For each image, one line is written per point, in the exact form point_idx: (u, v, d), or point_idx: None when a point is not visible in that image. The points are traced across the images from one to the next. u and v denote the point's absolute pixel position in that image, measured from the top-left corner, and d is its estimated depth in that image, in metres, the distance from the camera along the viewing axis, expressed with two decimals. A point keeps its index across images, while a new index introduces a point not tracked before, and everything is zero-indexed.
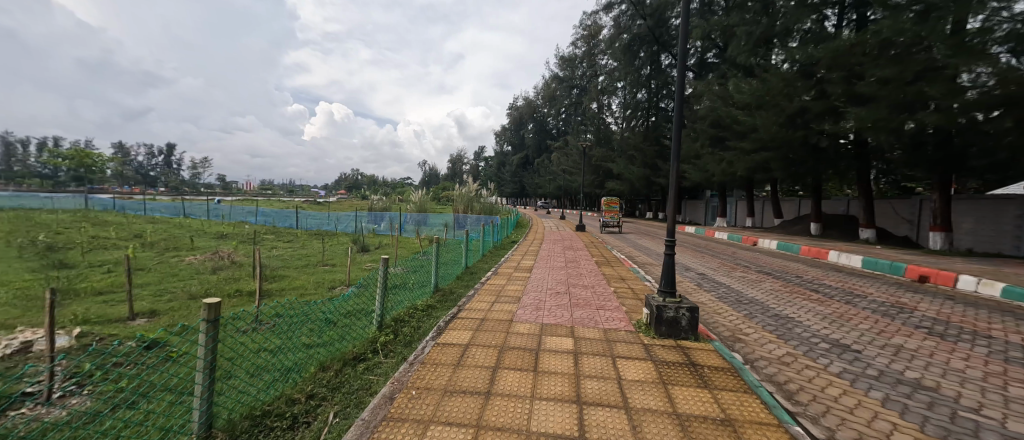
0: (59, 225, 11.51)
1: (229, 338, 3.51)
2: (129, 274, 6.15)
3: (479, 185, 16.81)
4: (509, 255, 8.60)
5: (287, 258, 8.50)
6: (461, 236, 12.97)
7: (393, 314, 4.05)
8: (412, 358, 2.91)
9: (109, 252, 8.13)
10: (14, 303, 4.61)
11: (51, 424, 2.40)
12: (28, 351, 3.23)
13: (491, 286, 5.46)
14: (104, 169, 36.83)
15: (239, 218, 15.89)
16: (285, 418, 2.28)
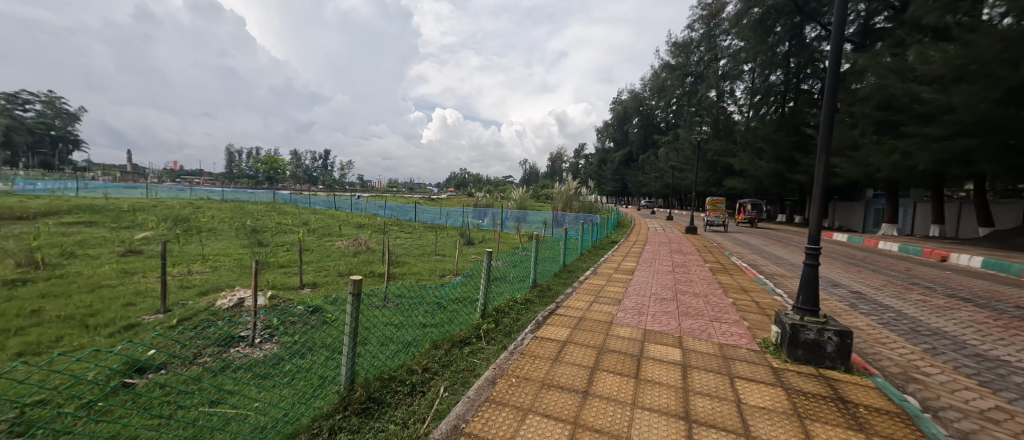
0: (259, 213, 15.45)
1: (366, 310, 4.24)
2: (305, 253, 7.94)
3: (578, 183, 16.63)
4: (608, 255, 8.35)
5: (408, 247, 9.85)
6: (559, 234, 13.11)
7: (495, 304, 4.32)
8: (512, 348, 3.07)
9: (289, 235, 10.61)
10: (238, 270, 6.38)
11: (254, 361, 3.25)
12: (242, 303, 4.42)
13: (589, 286, 5.38)
14: (285, 171, 47.84)
15: (372, 211, 18.92)
16: (406, 385, 2.64)
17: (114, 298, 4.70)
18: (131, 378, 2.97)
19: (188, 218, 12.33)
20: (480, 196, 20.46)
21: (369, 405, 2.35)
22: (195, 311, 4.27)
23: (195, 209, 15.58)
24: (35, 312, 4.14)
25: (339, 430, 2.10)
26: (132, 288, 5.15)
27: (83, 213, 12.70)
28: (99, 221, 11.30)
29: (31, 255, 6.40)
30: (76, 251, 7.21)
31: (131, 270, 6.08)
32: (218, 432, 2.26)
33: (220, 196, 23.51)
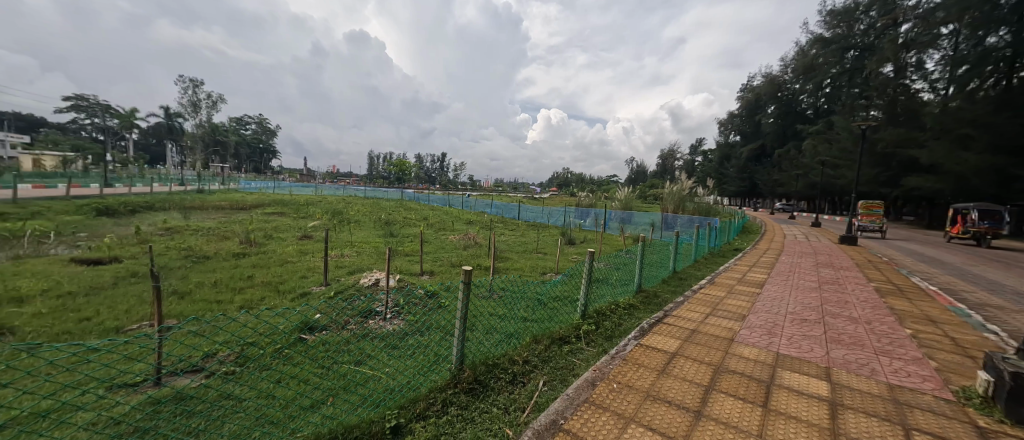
0: (391, 209, 18.26)
1: (475, 299, 4.64)
2: (427, 245, 9.10)
3: (694, 182, 14.99)
4: (729, 264, 7.37)
5: (512, 244, 10.40)
6: (669, 238, 12.10)
7: (596, 306, 4.24)
8: (613, 352, 2.98)
9: (414, 228, 12.29)
10: (376, 255, 7.65)
11: (386, 332, 3.87)
12: (378, 282, 5.30)
13: (704, 297, 4.84)
14: (410, 172, 55.24)
15: (480, 209, 20.48)
16: (508, 373, 2.80)
17: (297, 271, 6.18)
18: (305, 334, 3.85)
19: (342, 211, 15.38)
20: (582, 196, 20.24)
21: (475, 386, 2.57)
22: (346, 286, 5.31)
23: (347, 204, 19.28)
24: (253, 277, 5.74)
25: (450, 404, 2.36)
26: (307, 264, 6.68)
27: (279, 206, 16.99)
28: (288, 212, 14.96)
29: (251, 236, 8.87)
30: (275, 234, 9.70)
31: (307, 251, 7.88)
32: (360, 387, 2.77)
33: (364, 194, 28.56)
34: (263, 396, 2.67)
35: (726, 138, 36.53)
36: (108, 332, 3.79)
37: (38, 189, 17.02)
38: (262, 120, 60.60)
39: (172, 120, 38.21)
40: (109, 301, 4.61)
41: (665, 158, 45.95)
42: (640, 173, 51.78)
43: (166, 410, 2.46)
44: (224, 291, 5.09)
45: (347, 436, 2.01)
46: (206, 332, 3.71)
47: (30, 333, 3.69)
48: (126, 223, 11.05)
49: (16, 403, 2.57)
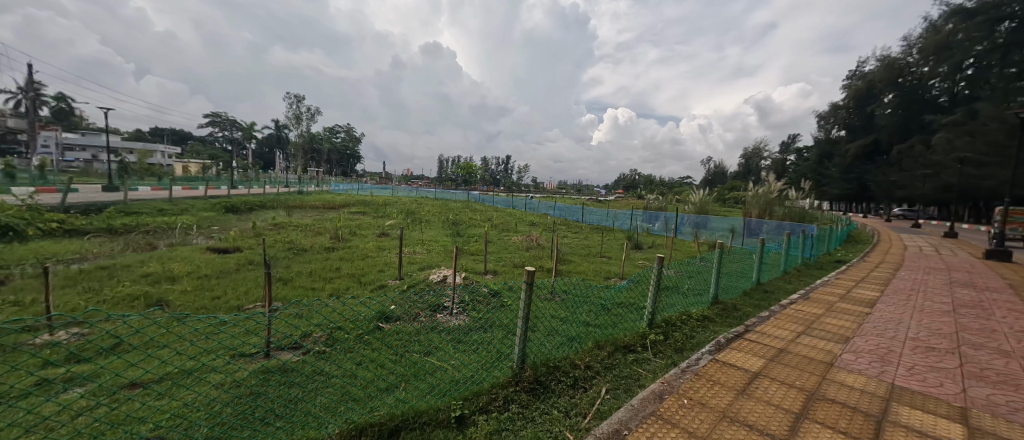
0: (458, 209, 19.21)
1: (537, 300, 4.67)
2: (491, 245, 9.42)
3: (784, 184, 13.30)
4: (828, 278, 6.40)
5: (575, 247, 10.27)
6: (752, 246, 10.92)
7: (664, 315, 4.00)
8: (684, 366, 2.79)
9: (479, 229, 12.79)
10: (444, 253, 8.13)
11: (452, 326, 4.09)
12: (446, 279, 5.62)
13: (793, 314, 4.28)
14: (476, 175, 57.44)
15: (542, 211, 20.55)
16: (568, 376, 2.77)
17: (376, 265, 6.83)
18: (383, 322, 4.23)
19: (415, 211, 16.56)
20: (651, 199, 19.16)
21: (536, 387, 2.59)
22: (417, 281, 5.71)
23: (419, 204, 20.73)
24: (340, 269, 6.49)
25: (511, 402, 2.42)
26: (384, 259, 7.35)
27: (362, 205, 18.92)
28: (369, 211, 16.59)
29: (340, 232, 10.02)
30: (359, 231, 10.83)
31: (384, 247, 8.66)
32: (428, 376, 2.97)
33: (433, 196, 30.42)
34: (347, 375, 3.00)
35: (826, 133, 31.43)
36: (231, 309, 4.60)
37: (187, 190, 21.19)
38: (349, 129, 67.92)
39: (280, 132, 44.74)
40: (234, 283, 5.60)
41: (747, 157, 41.11)
42: (717, 174, 47.36)
43: (273, 379, 2.90)
44: (318, 280, 5.84)
45: (418, 421, 2.17)
46: (303, 314, 4.28)
47: (180, 304, 4.65)
48: (247, 219, 13.24)
49: (173, 360, 3.24)
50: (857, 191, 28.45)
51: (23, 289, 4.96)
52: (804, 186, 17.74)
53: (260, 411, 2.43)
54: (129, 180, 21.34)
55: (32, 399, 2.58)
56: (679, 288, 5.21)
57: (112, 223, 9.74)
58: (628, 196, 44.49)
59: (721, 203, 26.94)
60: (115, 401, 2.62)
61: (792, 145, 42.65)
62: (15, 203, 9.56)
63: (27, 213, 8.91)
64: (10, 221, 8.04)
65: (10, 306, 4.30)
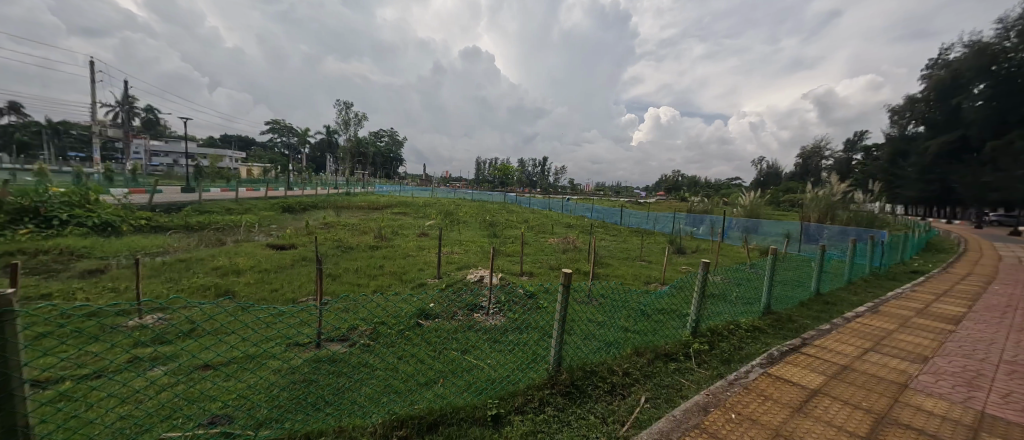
0: (494, 210, 19.51)
1: (573, 304, 4.63)
2: (527, 246, 9.45)
3: (849, 186, 12.12)
4: (902, 290, 5.75)
5: (613, 250, 10.04)
6: (810, 253, 10.07)
7: (709, 323, 3.81)
8: (731, 378, 2.64)
9: (515, 230, 12.89)
10: (481, 254, 8.28)
11: (489, 326, 4.16)
12: (483, 279, 5.72)
13: (858, 328, 3.90)
14: (512, 176, 57.86)
15: (579, 213, 20.27)
16: (606, 382, 2.72)
17: (417, 264, 7.10)
18: (423, 319, 4.40)
19: (453, 212, 17.01)
20: (696, 202, 18.22)
21: (572, 391, 2.58)
22: (455, 281, 5.87)
23: (457, 205, 21.28)
24: (384, 266, 6.83)
25: (547, 404, 2.42)
26: (424, 259, 7.63)
27: (404, 206, 19.75)
28: (410, 212, 17.29)
29: (383, 232, 10.54)
30: (400, 231, 11.33)
31: (424, 247, 8.99)
32: (466, 374, 3.04)
33: (471, 197, 31.05)
34: (389, 368, 3.16)
35: (901, 130, 27.96)
36: (287, 301, 5.00)
37: (251, 192, 23.29)
38: (392, 133, 71.10)
39: (330, 137, 47.85)
40: (289, 277, 6.08)
41: (805, 156, 37.73)
42: (769, 174, 44.06)
43: (324, 368, 3.11)
44: (364, 276, 6.18)
45: (456, 416, 2.24)
46: (350, 308, 4.55)
47: (245, 295, 5.13)
48: (301, 218, 14.30)
49: (240, 345, 3.59)
50: (938, 193, 25.19)
51: (120, 277, 5.74)
52: (874, 188, 15.99)
53: (312, 397, 2.62)
54: (203, 183, 23.85)
55: (128, 373, 2.96)
56: (726, 297, 4.93)
57: (190, 220, 10.94)
58: (670, 198, 42.67)
59: (773, 205, 25.06)
60: (191, 379, 2.93)
61: (859, 142, 38.56)
62: (115, 203, 11.05)
63: (123, 211, 10.25)
64: (110, 218, 9.31)
65: (111, 291, 4.99)
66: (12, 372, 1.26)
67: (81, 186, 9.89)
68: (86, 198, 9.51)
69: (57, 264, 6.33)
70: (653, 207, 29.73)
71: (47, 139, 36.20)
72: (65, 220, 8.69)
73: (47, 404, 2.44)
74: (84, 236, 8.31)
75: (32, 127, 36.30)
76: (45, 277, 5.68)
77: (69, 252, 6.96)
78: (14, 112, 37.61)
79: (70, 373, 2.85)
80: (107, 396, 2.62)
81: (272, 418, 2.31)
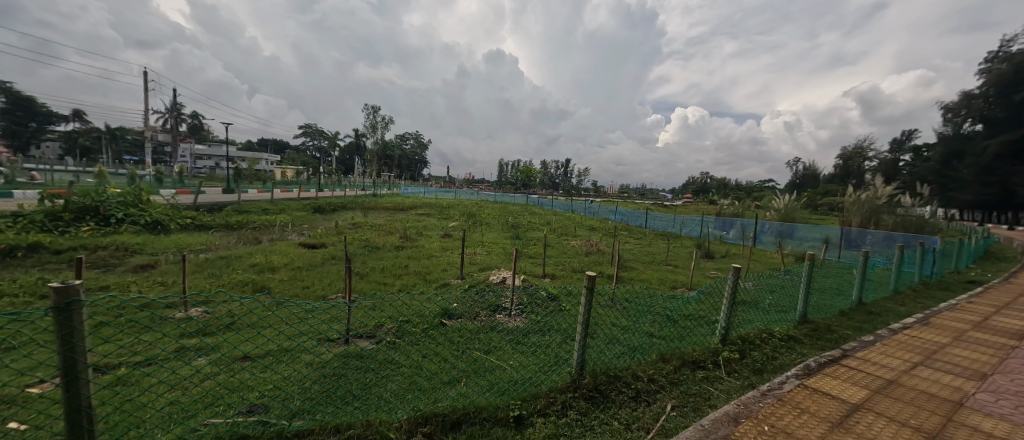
0: (517, 212, 19.56)
1: (597, 307, 4.60)
2: (550, 249, 9.44)
3: (895, 188, 11.34)
4: (956, 301, 5.32)
5: (637, 253, 9.84)
6: (852, 259, 9.48)
7: (740, 331, 3.67)
8: (764, 389, 2.53)
9: (537, 232, 12.89)
10: (503, 255, 8.34)
11: (512, 327, 4.18)
12: (505, 281, 5.76)
13: (904, 341, 3.65)
14: (534, 179, 57.80)
15: (603, 215, 20.00)
16: (630, 388, 2.67)
17: (440, 265, 7.23)
18: (447, 319, 4.48)
19: (475, 214, 17.22)
20: (725, 205, 17.55)
21: (595, 395, 2.55)
22: (479, 281, 5.94)
23: (480, 207, 21.50)
24: (409, 266, 7.01)
25: (569, 407, 2.41)
26: (448, 259, 7.77)
27: (428, 207, 20.15)
28: (433, 213, 17.61)
29: (408, 233, 10.81)
30: (425, 232, 11.60)
31: (448, 247, 9.16)
32: (488, 374, 3.08)
33: (493, 199, 31.33)
34: (414, 365, 3.24)
35: (956, 128, 25.81)
36: (318, 298, 5.22)
37: (285, 193, 24.43)
38: (417, 135, 72.71)
39: (359, 140, 49.59)
40: (320, 275, 6.35)
41: (845, 157, 35.49)
42: (806, 176, 41.79)
43: (352, 363, 3.23)
44: (389, 276, 6.37)
45: (478, 416, 2.27)
46: (377, 306, 4.69)
47: (279, 291, 5.41)
48: (331, 219, 14.89)
49: (277, 338, 3.79)
50: (1000, 197, 23.06)
51: (168, 272, 6.17)
52: (924, 191, 14.85)
53: (341, 391, 2.72)
54: (242, 185, 25.26)
55: (175, 361, 3.18)
56: (758, 305, 4.73)
57: (230, 220, 11.63)
58: (697, 201, 41.31)
59: (810, 209, 23.76)
60: (231, 370, 3.11)
61: (907, 142, 35.91)
62: (164, 202, 11.91)
63: (172, 211, 11.04)
64: (160, 217, 10.04)
65: (160, 285, 5.38)
66: (79, 355, 1.40)
67: (135, 187, 10.73)
68: (139, 198, 10.28)
69: (114, 259, 6.89)
70: (679, 209, 28.88)
71: (106, 143, 39.45)
72: (121, 218, 9.45)
73: (106, 387, 2.66)
74: (137, 233, 9.00)
75: (94, 132, 39.69)
76: (104, 271, 6.19)
77: (124, 248, 7.56)
78: (79, 120, 41.25)
79: (126, 359, 3.09)
80: (158, 382, 2.83)
81: (304, 410, 2.42)
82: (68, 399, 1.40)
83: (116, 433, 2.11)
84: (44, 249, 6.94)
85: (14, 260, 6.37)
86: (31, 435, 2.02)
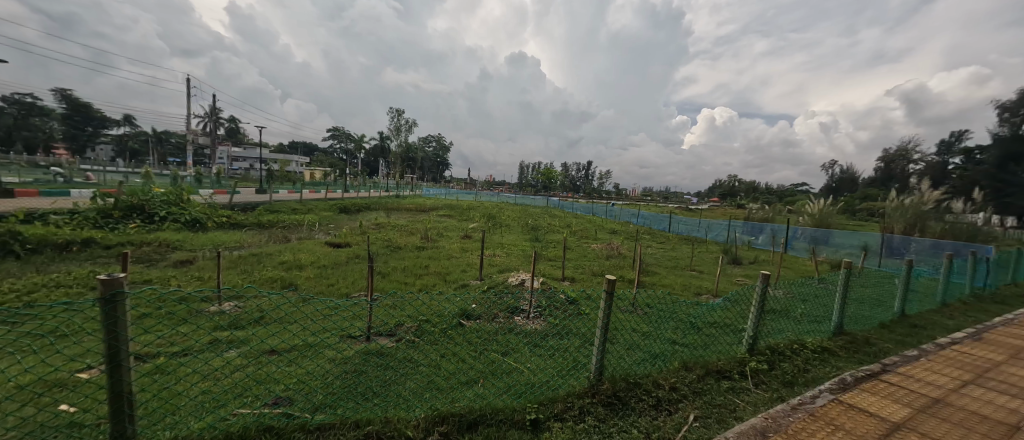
0: (536, 214, 19.56)
1: (617, 312, 4.53)
2: (569, 251, 9.35)
3: (943, 193, 10.57)
4: (1013, 316, 4.90)
5: (659, 257, 9.62)
6: (893, 268, 8.90)
7: (768, 340, 3.51)
8: (794, 402, 2.41)
9: (557, 234, 12.81)
10: (522, 257, 8.34)
11: (530, 330, 4.18)
12: (524, 282, 5.76)
13: (953, 356, 3.38)
14: (555, 181, 57.43)
15: (624, 218, 19.67)
16: (650, 396, 2.59)
17: (459, 266, 7.31)
18: (465, 319, 4.52)
19: (495, 216, 17.31)
20: (755, 210, 16.84)
21: (614, 401, 2.50)
22: (497, 283, 5.96)
23: (500, 209, 21.55)
24: (429, 266, 7.13)
25: (587, 413, 2.37)
26: (467, 260, 7.86)
27: (449, 209, 20.39)
28: (454, 214, 17.83)
29: (429, 233, 10.99)
30: (445, 233, 11.74)
31: (468, 249, 9.24)
32: (505, 376, 3.08)
33: (513, 201, 31.35)
34: (432, 364, 3.28)
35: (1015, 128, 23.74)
36: (342, 295, 5.39)
37: (313, 193, 25.36)
38: (439, 138, 73.78)
39: (383, 143, 50.86)
40: (344, 273, 6.55)
41: (887, 159, 33.35)
42: (842, 180, 39.57)
43: (372, 360, 3.31)
44: (410, 275, 6.50)
45: (494, 418, 2.27)
46: (397, 305, 4.79)
47: (305, 288, 5.62)
48: (356, 219, 15.33)
49: (303, 333, 3.93)
50: None
51: (205, 268, 6.53)
52: (977, 196, 13.76)
53: (361, 387, 2.79)
54: (273, 185, 26.44)
55: (209, 352, 3.35)
56: (788, 314, 4.52)
57: (262, 218, 12.20)
58: (724, 205, 39.89)
59: (847, 214, 22.45)
60: (259, 362, 3.25)
61: (957, 143, 33.40)
62: (203, 202, 12.60)
63: (209, 209, 11.67)
64: (198, 216, 10.63)
65: (197, 280, 5.70)
66: (122, 345, 1.51)
67: (177, 187, 11.40)
68: (181, 197, 10.93)
69: (157, 255, 7.35)
70: (705, 213, 27.93)
71: (152, 146, 42.35)
72: (164, 216, 10.07)
73: (145, 376, 2.83)
74: (178, 231, 9.58)
75: (142, 136, 42.69)
76: (148, 266, 6.62)
77: (166, 244, 8.06)
78: (129, 125, 44.47)
79: (164, 349, 3.28)
80: (191, 372, 2.98)
81: (326, 404, 2.49)
82: (111, 385, 1.51)
83: (155, 420, 2.24)
84: (96, 244, 7.50)
85: (70, 254, 6.90)
86: (80, 416, 2.18)
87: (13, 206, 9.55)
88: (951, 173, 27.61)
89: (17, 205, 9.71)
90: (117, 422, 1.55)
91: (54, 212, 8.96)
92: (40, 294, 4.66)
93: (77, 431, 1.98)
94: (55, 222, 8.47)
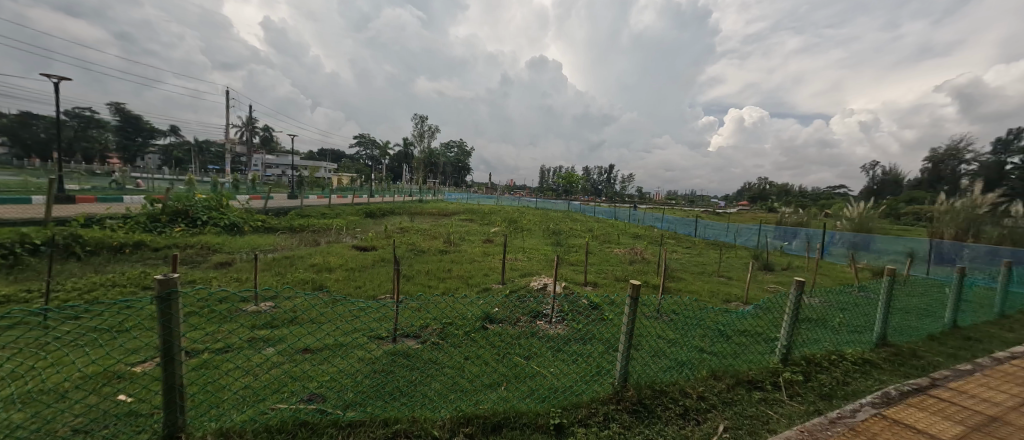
0: (557, 219, 19.53)
1: (642, 318, 4.47)
2: (591, 256, 9.29)
3: (998, 194, 9.77)
4: None
5: (685, 263, 9.38)
6: (944, 277, 8.28)
7: (803, 351, 3.35)
8: (833, 415, 2.30)
9: (579, 239, 12.71)
10: (544, 262, 8.33)
11: (553, 334, 4.19)
12: (546, 287, 5.75)
13: (1013, 372, 3.12)
14: (575, 186, 57.16)
15: (648, 223, 19.29)
16: (677, 405, 2.54)
17: (481, 269, 7.39)
18: (488, 323, 4.53)
19: (514, 220, 17.46)
20: (787, 214, 16.09)
21: (640, 409, 2.46)
22: (519, 287, 5.97)
23: (520, 213, 21.63)
24: (451, 270, 7.25)
25: (611, 419, 2.35)
26: (489, 264, 7.93)
27: (471, 213, 20.59)
28: (475, 218, 18.22)
29: (451, 238, 11.18)
30: (467, 237, 11.93)
31: (489, 253, 9.32)
32: (528, 380, 3.10)
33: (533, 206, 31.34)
34: (457, 366, 3.35)
35: None
36: (369, 297, 5.60)
37: (340, 199, 26.40)
38: (461, 143, 74.72)
39: (406, 149, 52.06)
40: (370, 275, 6.81)
41: (935, 159, 30.99)
42: (885, 182, 37.05)
43: (399, 361, 3.41)
44: (434, 278, 6.66)
45: (518, 421, 2.29)
46: (423, 307, 4.91)
47: (336, 289, 5.88)
48: (381, 222, 15.89)
49: (332, 332, 4.10)
50: None
51: (243, 270, 6.92)
52: None
53: (389, 386, 2.89)
54: (304, 190, 27.61)
55: (249, 349, 3.56)
56: (825, 323, 4.32)
57: (293, 223, 12.77)
58: (754, 209, 38.31)
59: (890, 219, 21.06)
60: (296, 360, 3.42)
61: (1015, 142, 30.56)
62: (240, 207, 13.32)
63: (246, 214, 12.34)
64: (236, 220, 11.29)
65: (237, 281, 6.07)
66: (174, 340, 1.64)
67: (217, 192, 12.06)
68: (221, 202, 11.60)
69: (199, 257, 7.85)
70: (732, 219, 26.97)
71: (195, 154, 45.30)
72: (205, 220, 10.72)
73: (195, 369, 3.07)
74: (218, 234, 10.22)
75: (186, 146, 45.74)
76: (192, 267, 7.08)
77: (207, 247, 8.59)
78: (174, 135, 47.85)
79: (210, 346, 3.53)
80: (234, 368, 3.17)
81: (356, 402, 2.59)
82: (165, 378, 1.66)
83: (203, 412, 2.41)
84: (146, 247, 8.07)
85: (123, 256, 7.48)
86: (137, 406, 2.36)
87: (75, 212, 10.44)
88: (1009, 174, 25.25)
89: (79, 211, 10.59)
90: (170, 411, 1.71)
91: (110, 217, 9.67)
92: (99, 293, 5.09)
93: (133, 420, 2.15)
94: (110, 226, 9.15)
